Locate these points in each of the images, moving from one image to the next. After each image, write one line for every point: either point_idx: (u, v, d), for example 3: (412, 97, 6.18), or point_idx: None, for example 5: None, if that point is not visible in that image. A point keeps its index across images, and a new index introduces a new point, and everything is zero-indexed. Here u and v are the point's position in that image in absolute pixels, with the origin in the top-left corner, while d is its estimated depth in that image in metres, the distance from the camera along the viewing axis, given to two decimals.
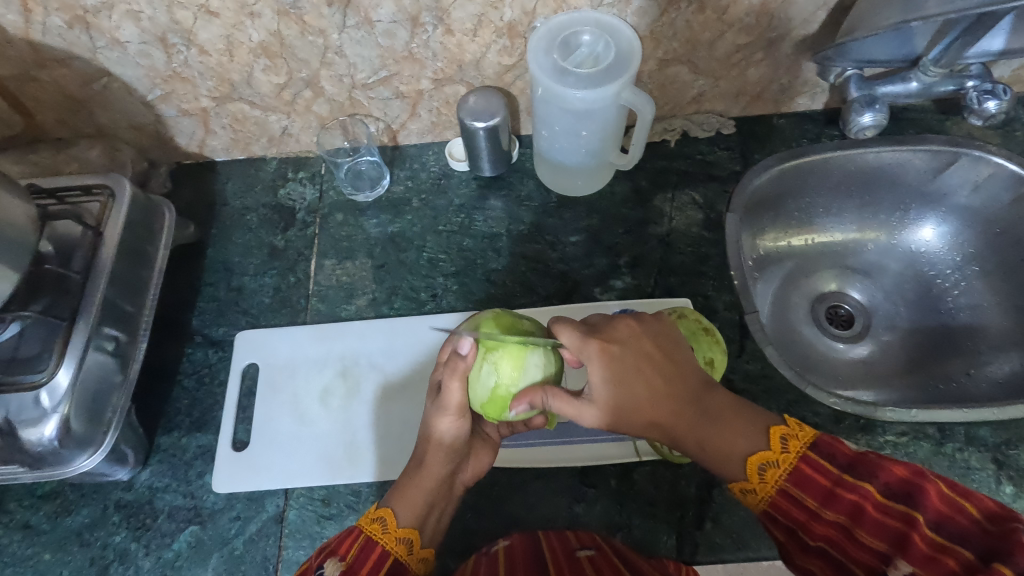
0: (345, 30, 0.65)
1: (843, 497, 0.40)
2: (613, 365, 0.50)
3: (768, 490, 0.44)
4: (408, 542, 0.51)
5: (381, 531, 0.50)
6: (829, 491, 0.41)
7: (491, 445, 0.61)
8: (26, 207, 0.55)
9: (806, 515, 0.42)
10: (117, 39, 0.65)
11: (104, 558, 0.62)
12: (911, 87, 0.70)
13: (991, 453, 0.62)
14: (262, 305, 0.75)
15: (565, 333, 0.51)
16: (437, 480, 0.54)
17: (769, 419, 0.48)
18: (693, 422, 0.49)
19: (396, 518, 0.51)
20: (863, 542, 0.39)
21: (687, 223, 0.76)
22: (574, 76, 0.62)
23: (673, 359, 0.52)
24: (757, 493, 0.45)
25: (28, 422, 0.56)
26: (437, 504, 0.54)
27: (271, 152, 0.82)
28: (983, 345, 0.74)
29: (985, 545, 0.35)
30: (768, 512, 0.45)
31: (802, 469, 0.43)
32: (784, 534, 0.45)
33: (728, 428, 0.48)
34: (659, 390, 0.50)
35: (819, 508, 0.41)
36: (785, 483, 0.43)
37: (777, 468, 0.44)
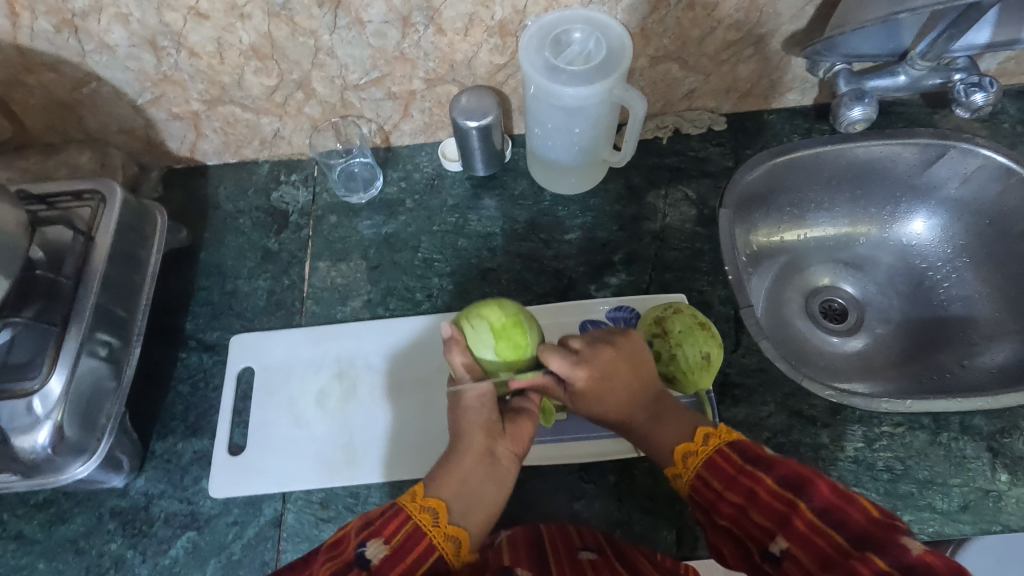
0: (337, 31, 0.65)
1: (743, 481, 0.45)
2: (594, 386, 0.52)
3: (689, 475, 0.50)
4: (455, 542, 0.47)
5: (430, 523, 0.47)
6: (734, 476, 0.46)
7: (530, 415, 0.56)
8: (16, 213, 0.55)
9: (714, 496, 0.47)
10: (106, 42, 0.64)
11: (101, 566, 0.61)
12: (899, 81, 0.71)
13: (985, 441, 0.62)
14: (256, 308, 0.74)
15: (555, 359, 0.52)
16: (480, 449, 0.52)
17: (699, 420, 0.53)
18: (646, 419, 0.54)
19: (447, 512, 0.48)
20: (755, 521, 0.43)
21: (681, 219, 0.76)
22: (566, 73, 0.62)
23: (638, 374, 0.54)
24: (682, 479, 0.51)
25: (20, 430, 0.55)
26: (481, 477, 0.51)
27: (263, 154, 0.82)
28: (975, 336, 0.74)
29: (861, 533, 0.38)
30: (690, 496, 0.50)
31: (718, 458, 0.48)
32: (700, 516, 0.49)
33: (670, 426, 0.54)
34: (624, 398, 0.54)
35: (724, 490, 0.46)
36: (703, 469, 0.49)
37: (696, 456, 0.50)
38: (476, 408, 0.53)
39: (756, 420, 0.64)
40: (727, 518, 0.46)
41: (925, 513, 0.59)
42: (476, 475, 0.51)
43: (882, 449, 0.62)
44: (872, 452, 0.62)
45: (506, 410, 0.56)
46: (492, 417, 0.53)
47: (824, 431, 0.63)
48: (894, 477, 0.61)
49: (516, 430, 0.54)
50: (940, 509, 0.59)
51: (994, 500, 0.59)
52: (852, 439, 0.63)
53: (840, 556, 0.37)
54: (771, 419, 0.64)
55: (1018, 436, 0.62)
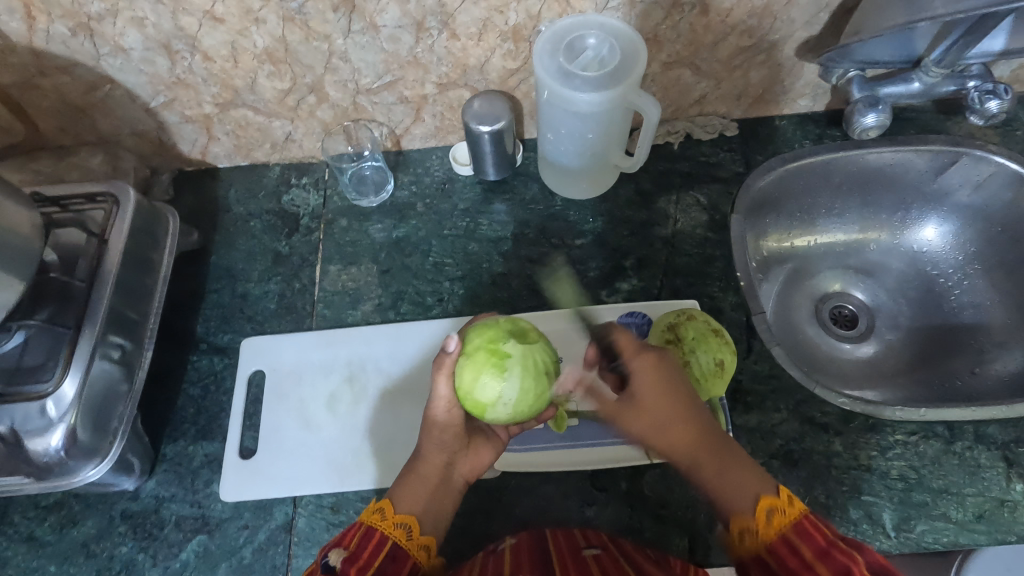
0: (350, 36, 0.65)
1: (836, 557, 0.39)
2: (656, 387, 0.52)
3: (767, 534, 0.43)
4: (406, 527, 0.49)
5: (379, 520, 0.48)
6: (823, 548, 0.40)
7: (492, 440, 0.58)
8: (30, 216, 0.55)
9: (796, 564, 0.40)
10: (121, 46, 0.65)
11: (111, 569, 0.61)
12: (914, 88, 0.71)
13: (1000, 450, 0.62)
14: (267, 311, 0.74)
15: (621, 337, 0.55)
16: (437, 471, 0.53)
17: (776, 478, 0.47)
18: (708, 452, 0.49)
19: (394, 507, 0.50)
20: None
21: (692, 224, 0.76)
22: (580, 78, 0.62)
23: (695, 392, 0.53)
24: (756, 535, 0.44)
25: (33, 432, 0.55)
26: (439, 495, 0.53)
27: (274, 158, 0.82)
28: (987, 343, 0.74)
29: None
30: (757, 559, 0.43)
31: (803, 523, 0.42)
32: None
33: (740, 470, 0.48)
34: (686, 418, 0.51)
35: (812, 561, 0.40)
36: (788, 531, 0.42)
37: (783, 514, 0.43)
38: (441, 437, 0.54)
39: (768, 428, 0.64)
40: None
41: (939, 522, 0.59)
42: (435, 494, 0.52)
43: (896, 458, 0.62)
44: (886, 460, 0.62)
45: (475, 432, 0.58)
46: (450, 445, 0.55)
47: (837, 439, 0.63)
48: (908, 486, 0.61)
49: (475, 454, 0.57)
50: (954, 518, 0.59)
51: (1009, 510, 0.59)
52: (865, 447, 0.63)
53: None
54: (783, 427, 0.64)
55: None
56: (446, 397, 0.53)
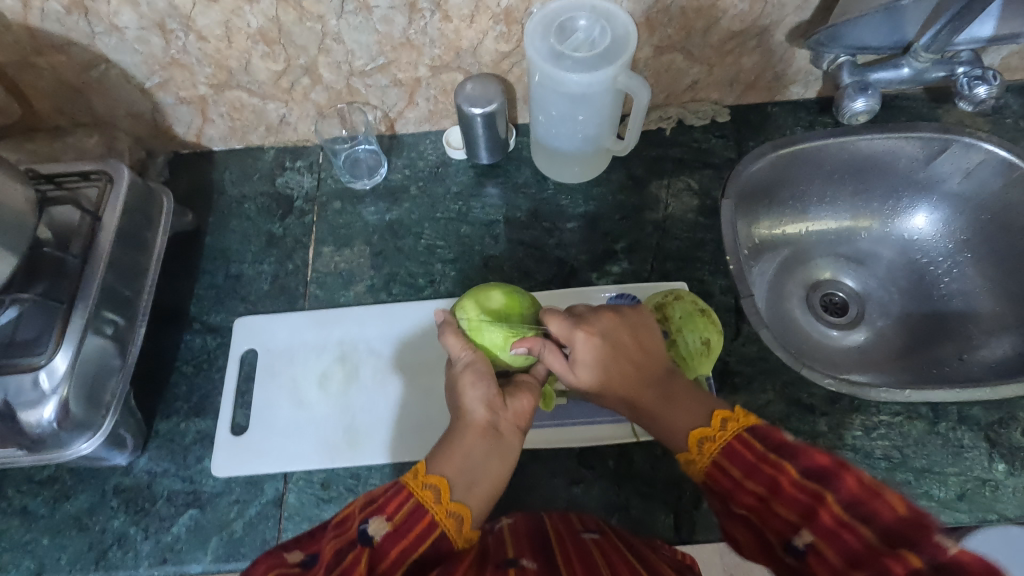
0: (344, 16, 0.66)
1: (764, 470, 0.41)
2: (596, 351, 0.52)
3: (704, 462, 0.47)
4: (458, 517, 0.46)
5: (430, 500, 0.46)
6: (754, 465, 0.42)
7: (529, 390, 0.55)
8: (24, 190, 0.55)
9: (732, 484, 0.43)
10: (115, 25, 0.65)
11: (103, 542, 0.62)
12: (903, 74, 0.71)
13: (983, 431, 0.63)
14: (260, 291, 0.75)
15: (555, 321, 0.53)
16: (481, 425, 0.50)
17: (718, 404, 0.50)
18: (654, 404, 0.51)
19: (449, 486, 0.47)
20: (778, 513, 0.40)
21: (683, 209, 0.77)
22: (571, 59, 0.62)
23: (648, 351, 0.53)
24: (696, 464, 0.47)
25: (26, 405, 0.56)
26: (485, 451, 0.50)
27: (268, 141, 0.83)
28: (974, 330, 0.75)
29: (891, 530, 0.34)
30: (705, 482, 0.47)
31: (735, 446, 0.45)
32: (717, 503, 0.46)
33: (684, 408, 0.50)
34: (632, 373, 0.52)
35: (744, 480, 0.43)
36: (720, 456, 0.45)
37: (714, 442, 0.46)
38: (473, 380, 0.52)
39: (755, 408, 0.65)
40: (747, 508, 0.42)
41: (922, 501, 0.60)
42: (478, 449, 0.49)
43: (880, 438, 0.63)
44: (870, 441, 0.63)
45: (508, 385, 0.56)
46: (488, 388, 0.52)
47: (823, 419, 0.64)
48: (892, 466, 0.61)
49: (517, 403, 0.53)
50: (936, 497, 0.60)
51: (991, 489, 0.60)
52: (850, 427, 0.63)
53: (868, 555, 0.34)
54: (769, 407, 0.65)
55: (1016, 427, 0.63)
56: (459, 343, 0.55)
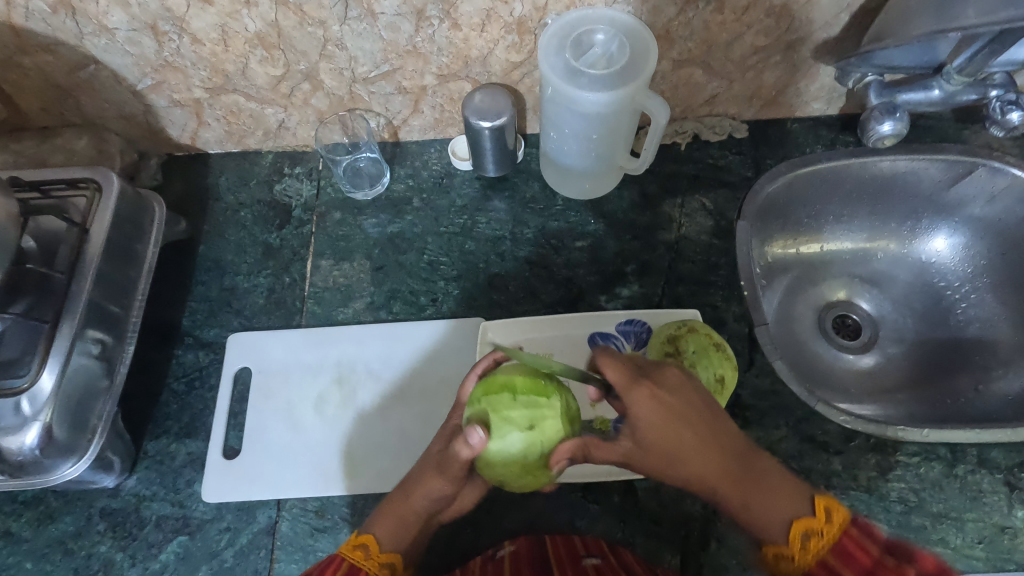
0: (347, 22, 0.62)
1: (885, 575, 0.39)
2: (668, 421, 0.45)
3: (808, 561, 0.43)
4: (391, 567, 0.51)
5: (364, 558, 0.50)
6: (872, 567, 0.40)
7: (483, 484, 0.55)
8: (7, 204, 0.52)
9: None
10: (105, 25, 0.61)
11: (89, 568, 0.60)
12: (934, 95, 0.67)
13: (1003, 475, 0.60)
14: (255, 305, 0.72)
15: (610, 370, 0.46)
16: (415, 516, 0.53)
17: (803, 492, 0.46)
18: (738, 488, 0.46)
19: (378, 544, 0.52)
20: None
21: (696, 230, 0.74)
22: (587, 77, 0.59)
23: (716, 414, 0.47)
24: (793, 562, 0.44)
25: (7, 430, 0.53)
26: (417, 533, 0.53)
27: (267, 145, 0.79)
28: (993, 361, 0.72)
29: None
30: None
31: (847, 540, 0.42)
32: None
33: (774, 496, 0.46)
34: (704, 451, 0.46)
35: None
36: (828, 556, 0.42)
37: (820, 538, 0.44)
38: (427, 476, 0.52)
39: (767, 445, 0.62)
40: None
41: (937, 548, 0.57)
42: (411, 534, 0.53)
43: (896, 480, 0.61)
44: (886, 482, 0.60)
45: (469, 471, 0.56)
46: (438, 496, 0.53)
47: (837, 458, 0.62)
48: (908, 509, 0.59)
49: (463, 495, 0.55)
50: (952, 544, 0.57)
51: (1010, 537, 0.58)
52: (865, 467, 0.61)
53: None
54: (782, 444, 0.62)
55: None
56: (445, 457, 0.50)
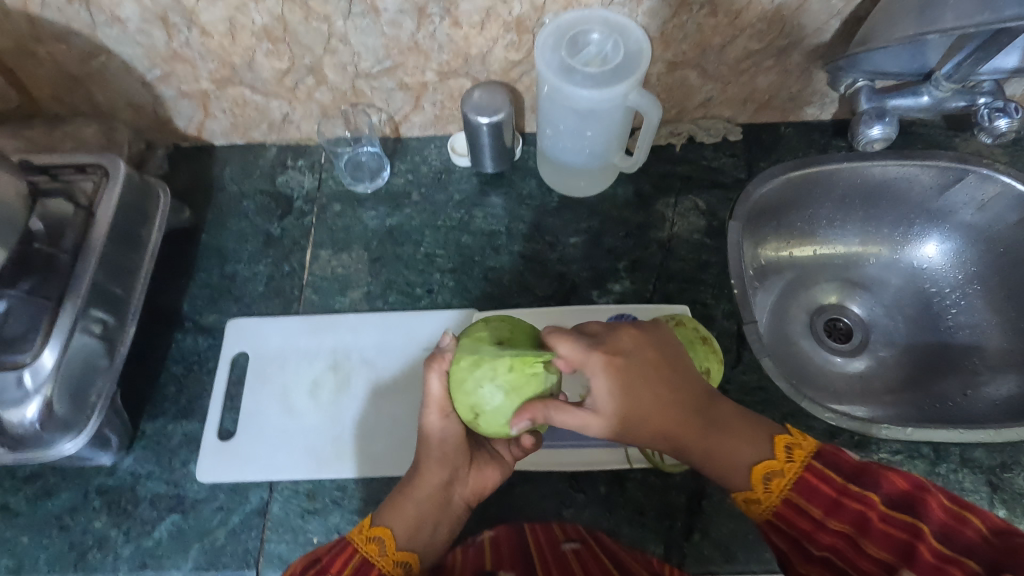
0: (351, 18, 0.64)
1: (849, 506, 0.41)
2: (621, 379, 0.49)
3: (773, 500, 0.45)
4: (405, 566, 0.50)
5: (377, 554, 0.49)
6: (835, 501, 0.42)
7: (497, 462, 0.57)
8: (17, 184, 0.54)
9: (809, 525, 0.43)
10: (117, 16, 0.63)
11: (84, 544, 0.61)
12: (922, 102, 0.69)
13: (986, 475, 0.61)
14: (255, 293, 0.74)
15: (564, 345, 0.50)
16: (435, 492, 0.53)
17: (772, 428, 0.49)
18: (700, 434, 0.49)
19: (394, 539, 0.51)
20: (870, 552, 0.40)
21: (689, 229, 0.75)
22: (582, 74, 0.60)
23: (678, 369, 0.51)
24: (760, 504, 0.46)
25: (10, 403, 0.55)
26: (434, 520, 0.53)
27: (271, 138, 0.81)
28: (981, 366, 0.73)
29: (990, 557, 0.37)
30: (770, 521, 0.46)
31: (808, 478, 0.44)
32: (783, 542, 0.45)
33: (734, 437, 0.49)
34: (662, 401, 0.50)
35: (825, 518, 0.42)
36: (792, 492, 0.44)
37: (782, 477, 0.45)
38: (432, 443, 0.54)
39: None
40: (828, 548, 0.42)
41: None
42: (431, 517, 0.53)
43: None
44: None
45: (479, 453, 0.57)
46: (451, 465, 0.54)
47: None
48: None
49: (480, 476, 0.56)
50: None
51: None
52: None
53: None
54: None
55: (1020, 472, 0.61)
56: (438, 395, 0.54)
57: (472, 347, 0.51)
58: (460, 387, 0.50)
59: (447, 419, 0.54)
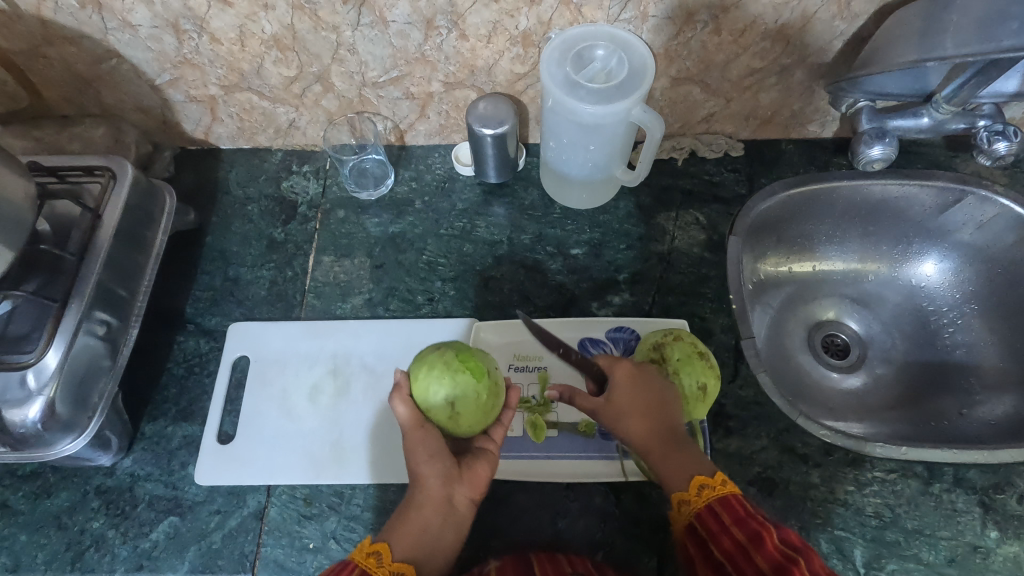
0: (359, 28, 0.65)
1: (752, 525, 0.46)
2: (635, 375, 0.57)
3: (696, 503, 0.50)
4: None
5: (376, 565, 0.47)
6: (743, 519, 0.47)
7: (490, 458, 0.55)
8: (25, 186, 0.55)
9: (718, 528, 0.48)
10: (129, 21, 0.64)
11: (81, 543, 0.61)
12: (923, 123, 0.70)
13: (978, 495, 0.62)
14: (257, 297, 0.74)
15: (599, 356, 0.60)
16: (436, 499, 0.51)
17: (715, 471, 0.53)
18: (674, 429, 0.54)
19: (392, 552, 0.49)
20: (754, 561, 0.44)
21: (689, 243, 0.76)
22: (586, 89, 0.61)
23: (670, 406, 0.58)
24: (690, 505, 0.50)
25: (12, 403, 0.55)
26: (435, 524, 0.51)
27: (277, 143, 0.82)
28: (977, 385, 0.73)
29: None
30: (689, 525, 0.50)
31: (731, 499, 0.49)
32: (692, 546, 0.50)
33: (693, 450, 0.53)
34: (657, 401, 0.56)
35: (731, 527, 0.47)
36: (714, 502, 0.49)
37: (709, 487, 0.50)
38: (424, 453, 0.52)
39: (747, 454, 0.64)
40: (723, 552, 0.46)
41: (910, 563, 0.58)
42: (433, 522, 0.51)
43: (872, 494, 0.62)
44: (862, 496, 0.62)
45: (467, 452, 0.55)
46: (447, 465, 0.52)
47: (815, 470, 0.63)
48: (883, 524, 0.60)
49: (474, 475, 0.53)
50: (925, 560, 0.59)
51: (981, 556, 0.59)
52: (842, 481, 0.62)
53: None
54: (762, 454, 0.64)
55: (1012, 493, 0.62)
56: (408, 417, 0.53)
57: (416, 362, 0.54)
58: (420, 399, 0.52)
59: (424, 430, 0.52)
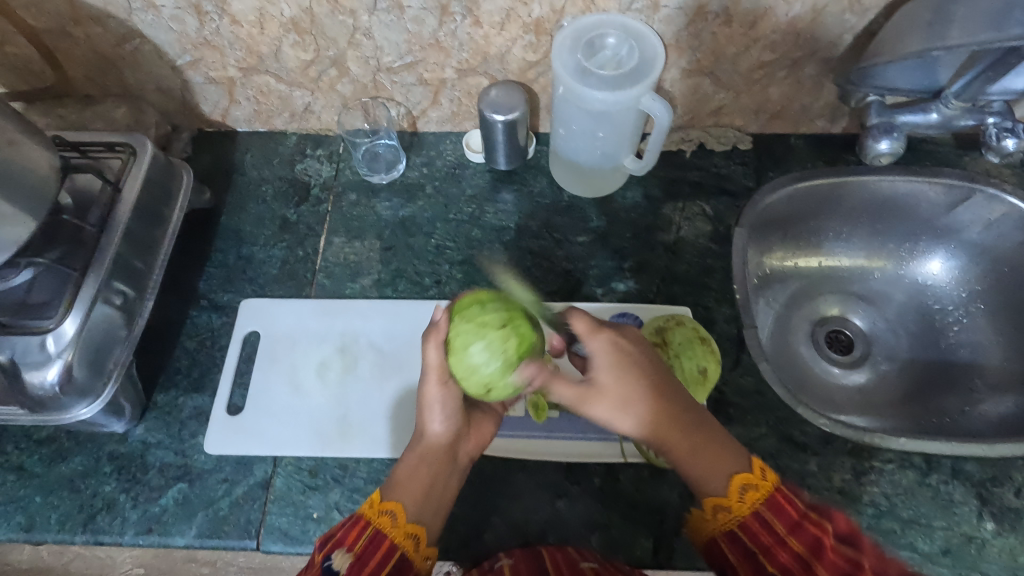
0: (375, 13, 0.66)
1: (809, 529, 0.42)
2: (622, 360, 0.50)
3: (742, 511, 0.45)
4: (415, 539, 0.48)
5: (389, 526, 0.48)
6: (796, 522, 0.43)
7: (494, 415, 0.59)
8: (49, 157, 0.57)
9: (768, 534, 0.44)
10: (152, 2, 0.66)
11: (93, 506, 0.63)
12: (932, 119, 0.70)
13: (975, 489, 0.62)
14: (269, 275, 0.76)
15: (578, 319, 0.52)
16: (441, 451, 0.52)
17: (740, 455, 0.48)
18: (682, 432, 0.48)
19: (405, 511, 0.49)
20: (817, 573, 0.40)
21: (695, 233, 0.76)
22: (597, 77, 0.62)
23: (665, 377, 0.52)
24: (731, 512, 0.46)
25: (32, 365, 0.57)
26: (441, 478, 0.52)
27: (292, 126, 0.84)
28: (979, 384, 0.73)
29: None
30: (732, 533, 0.45)
31: (778, 498, 0.45)
32: (736, 555, 0.45)
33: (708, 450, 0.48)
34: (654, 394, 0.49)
35: (784, 535, 0.43)
36: (762, 508, 0.45)
37: (756, 490, 0.45)
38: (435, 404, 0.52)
39: (747, 441, 0.64)
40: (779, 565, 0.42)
41: (905, 552, 0.59)
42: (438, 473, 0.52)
43: (870, 484, 0.62)
44: (859, 486, 0.62)
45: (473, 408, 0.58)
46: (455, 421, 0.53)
47: (813, 459, 0.63)
48: (879, 513, 0.61)
49: (478, 429, 0.57)
50: (920, 549, 0.59)
51: (977, 547, 0.59)
52: (840, 470, 0.63)
53: None
54: (761, 442, 0.65)
55: (1010, 487, 0.62)
56: (437, 364, 0.50)
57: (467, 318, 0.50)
58: (461, 361, 0.49)
59: (447, 386, 0.51)
